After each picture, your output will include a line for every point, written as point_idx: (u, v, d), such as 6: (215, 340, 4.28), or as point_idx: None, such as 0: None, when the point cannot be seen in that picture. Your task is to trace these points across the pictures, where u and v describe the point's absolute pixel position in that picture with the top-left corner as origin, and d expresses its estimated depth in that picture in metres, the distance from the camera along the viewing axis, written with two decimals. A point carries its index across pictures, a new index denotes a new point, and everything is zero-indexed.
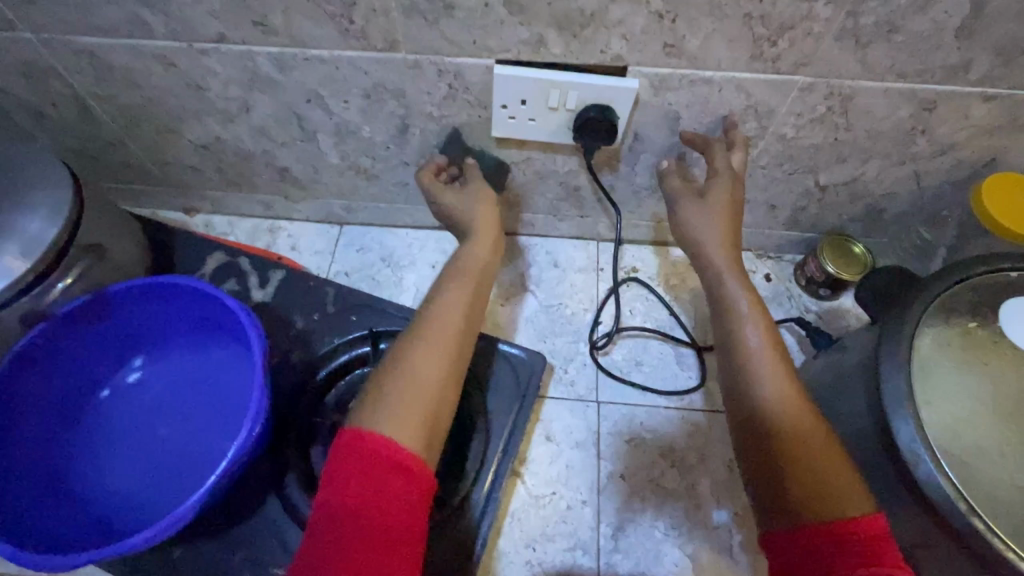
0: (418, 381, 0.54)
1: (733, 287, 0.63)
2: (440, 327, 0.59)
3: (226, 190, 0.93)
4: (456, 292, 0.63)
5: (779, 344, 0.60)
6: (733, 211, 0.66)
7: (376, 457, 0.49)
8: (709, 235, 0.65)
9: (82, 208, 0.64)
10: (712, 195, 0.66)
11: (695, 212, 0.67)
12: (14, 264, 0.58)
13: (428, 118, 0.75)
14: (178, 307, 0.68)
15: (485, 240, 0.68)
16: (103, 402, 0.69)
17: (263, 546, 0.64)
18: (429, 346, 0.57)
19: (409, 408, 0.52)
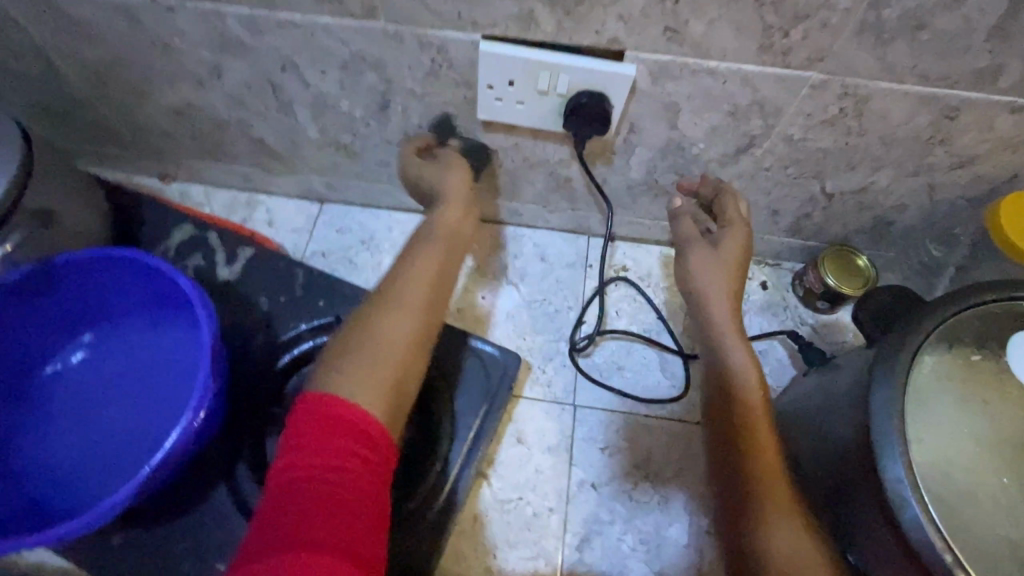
0: (388, 343, 0.53)
1: (734, 349, 0.61)
2: (413, 288, 0.58)
3: (201, 159, 0.89)
4: (428, 258, 0.62)
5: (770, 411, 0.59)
6: (739, 268, 0.65)
7: (336, 420, 0.46)
8: (716, 291, 0.63)
9: (30, 170, 0.59)
10: (724, 246, 0.65)
11: (705, 261, 0.65)
12: None
13: (410, 95, 0.70)
14: (128, 283, 0.64)
15: (458, 213, 0.67)
16: (50, 379, 0.66)
17: (207, 538, 0.61)
18: (397, 311, 0.55)
19: (377, 371, 0.51)
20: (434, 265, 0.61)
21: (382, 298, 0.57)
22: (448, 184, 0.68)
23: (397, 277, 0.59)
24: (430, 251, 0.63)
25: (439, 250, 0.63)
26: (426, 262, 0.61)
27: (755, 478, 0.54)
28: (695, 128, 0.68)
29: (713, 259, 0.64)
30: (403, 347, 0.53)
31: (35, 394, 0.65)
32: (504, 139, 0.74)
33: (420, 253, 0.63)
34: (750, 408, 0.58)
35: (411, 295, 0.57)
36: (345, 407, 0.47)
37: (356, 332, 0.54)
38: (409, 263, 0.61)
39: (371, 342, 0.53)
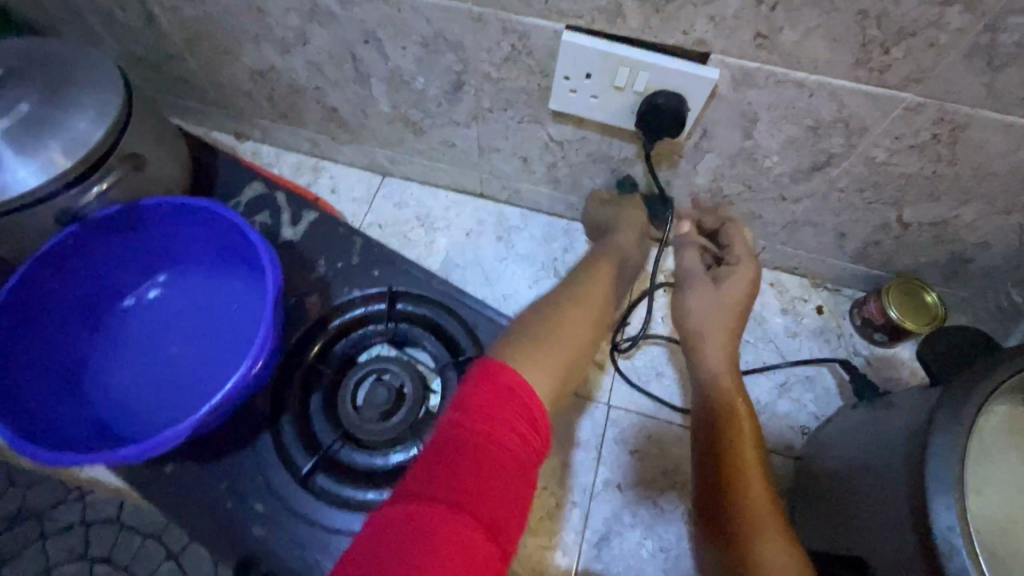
0: (563, 348, 0.62)
1: (723, 383, 0.64)
2: (581, 308, 0.69)
3: (276, 122, 0.93)
4: (602, 274, 0.74)
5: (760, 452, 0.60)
6: (740, 308, 0.68)
7: (512, 397, 0.49)
8: (711, 329, 0.67)
9: (127, 115, 0.64)
10: (725, 286, 0.69)
11: (707, 299, 0.68)
12: (57, 161, 0.58)
13: (485, 79, 0.70)
14: (204, 231, 0.68)
15: (635, 237, 0.78)
16: (125, 312, 0.71)
17: (248, 479, 0.65)
18: (575, 327, 0.66)
19: (548, 367, 0.59)
20: (597, 302, 0.71)
21: (559, 316, 0.66)
22: (622, 220, 0.79)
23: (567, 306, 0.68)
24: (591, 287, 0.72)
25: (600, 290, 0.73)
26: (589, 298, 0.71)
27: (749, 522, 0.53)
28: (770, 139, 0.66)
29: (714, 299, 0.68)
30: (574, 356, 0.63)
31: (107, 323, 0.70)
32: (572, 131, 0.74)
33: (583, 290, 0.72)
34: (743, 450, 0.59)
35: (580, 320, 0.67)
36: (525, 389, 0.50)
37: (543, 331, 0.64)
38: (584, 292, 0.71)
39: (553, 341, 0.62)
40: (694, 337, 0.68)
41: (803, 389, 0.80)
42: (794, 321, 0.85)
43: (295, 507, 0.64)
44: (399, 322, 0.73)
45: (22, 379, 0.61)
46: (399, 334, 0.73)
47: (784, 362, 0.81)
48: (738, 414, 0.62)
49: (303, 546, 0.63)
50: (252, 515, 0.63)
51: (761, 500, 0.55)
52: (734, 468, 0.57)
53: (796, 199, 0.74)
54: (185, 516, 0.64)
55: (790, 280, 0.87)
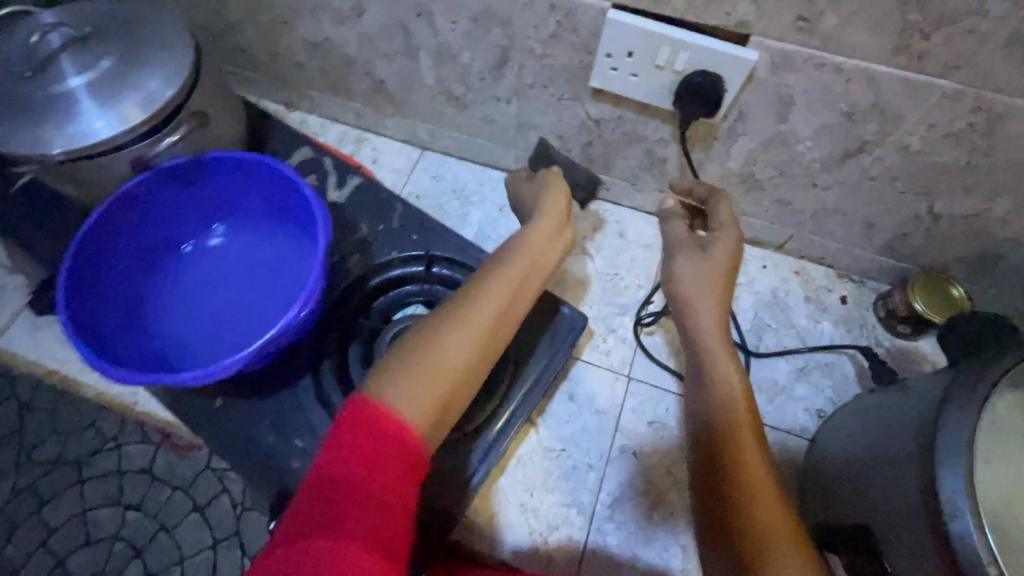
0: (452, 359, 0.55)
1: (723, 371, 0.60)
2: (485, 299, 0.60)
3: (324, 92, 0.97)
4: (540, 234, 0.67)
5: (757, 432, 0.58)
6: (727, 278, 0.63)
7: (381, 427, 0.50)
8: (702, 301, 0.62)
9: (196, 76, 0.69)
10: (715, 252, 0.64)
11: (696, 264, 0.63)
12: (133, 114, 0.64)
13: (529, 55, 0.73)
14: (261, 187, 0.73)
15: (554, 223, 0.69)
16: (185, 258, 0.77)
17: (290, 418, 0.70)
18: (460, 328, 0.57)
19: (433, 385, 0.53)
20: (507, 287, 0.61)
21: (442, 321, 0.58)
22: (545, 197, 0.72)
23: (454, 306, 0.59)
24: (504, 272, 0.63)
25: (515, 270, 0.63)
26: (504, 278, 0.62)
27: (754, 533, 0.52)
28: (805, 124, 0.68)
29: (702, 265, 0.63)
30: (459, 369, 0.55)
31: (169, 266, 0.76)
32: (610, 110, 0.77)
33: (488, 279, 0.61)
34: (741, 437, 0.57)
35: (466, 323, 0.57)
36: (391, 415, 0.51)
37: (427, 341, 0.56)
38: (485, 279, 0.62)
39: (434, 354, 0.55)
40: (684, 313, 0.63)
41: (822, 375, 0.82)
42: (817, 310, 0.86)
43: None
44: (434, 285, 0.78)
45: (96, 309, 0.67)
46: (433, 296, 0.78)
47: (803, 348, 0.83)
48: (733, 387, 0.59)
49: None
50: (292, 450, 0.68)
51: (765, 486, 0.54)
52: (736, 469, 0.55)
53: (827, 187, 0.75)
54: (232, 447, 0.70)
55: (816, 270, 0.89)
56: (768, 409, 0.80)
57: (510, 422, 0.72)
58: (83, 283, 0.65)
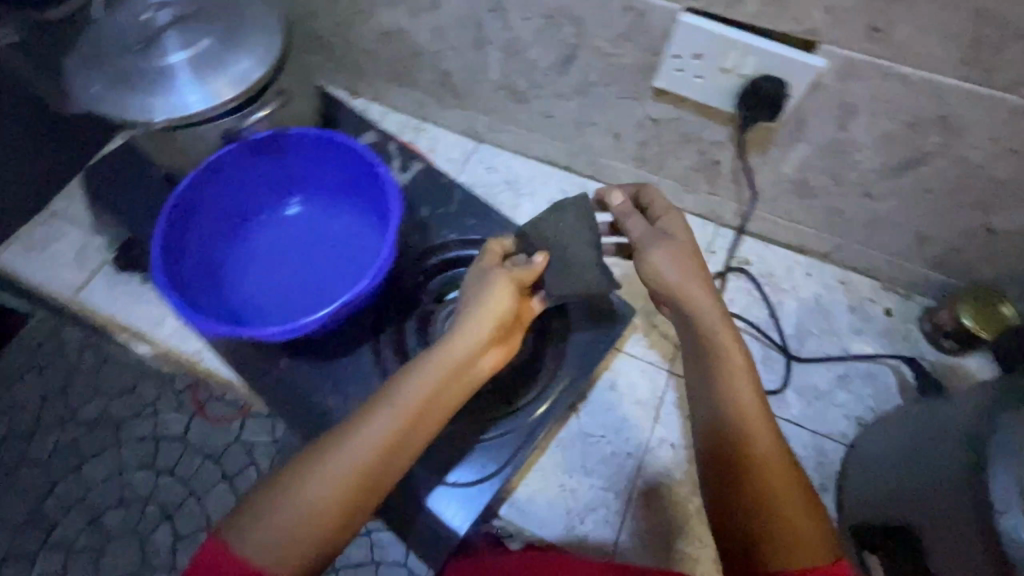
0: (323, 504, 0.50)
1: (731, 353, 0.59)
2: (377, 434, 0.52)
3: (389, 82, 1.02)
4: (488, 312, 0.58)
5: (765, 409, 0.58)
6: (696, 253, 0.64)
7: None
8: (685, 283, 0.61)
9: (284, 60, 0.73)
10: (674, 236, 0.64)
11: (668, 250, 0.62)
12: (224, 92, 0.69)
13: (595, 53, 0.76)
14: (336, 164, 0.78)
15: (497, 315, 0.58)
16: (256, 226, 0.83)
17: (349, 382, 0.74)
18: (319, 485, 0.50)
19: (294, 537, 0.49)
20: (389, 426, 0.53)
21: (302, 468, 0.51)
22: (488, 288, 0.59)
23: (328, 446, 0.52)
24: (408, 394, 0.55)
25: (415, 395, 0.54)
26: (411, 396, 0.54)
27: (772, 520, 0.52)
28: (864, 133, 0.69)
29: (673, 247, 0.62)
30: (331, 515, 0.50)
31: (247, 232, 0.82)
32: (669, 110, 0.79)
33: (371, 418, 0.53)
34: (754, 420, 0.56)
35: (327, 476, 0.50)
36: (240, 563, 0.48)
37: (302, 477, 0.51)
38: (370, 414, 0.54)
39: (303, 493, 0.50)
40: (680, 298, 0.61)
41: (863, 384, 0.83)
42: (860, 320, 0.87)
43: None
44: None
45: (181, 267, 0.73)
46: None
47: (845, 355, 0.84)
48: (730, 359, 0.59)
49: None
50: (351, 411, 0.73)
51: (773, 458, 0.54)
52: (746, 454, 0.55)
53: (881, 197, 0.76)
54: (295, 407, 0.75)
55: (862, 281, 0.89)
56: (808, 413, 0.81)
57: (555, 404, 0.76)
58: (172, 240, 0.72)
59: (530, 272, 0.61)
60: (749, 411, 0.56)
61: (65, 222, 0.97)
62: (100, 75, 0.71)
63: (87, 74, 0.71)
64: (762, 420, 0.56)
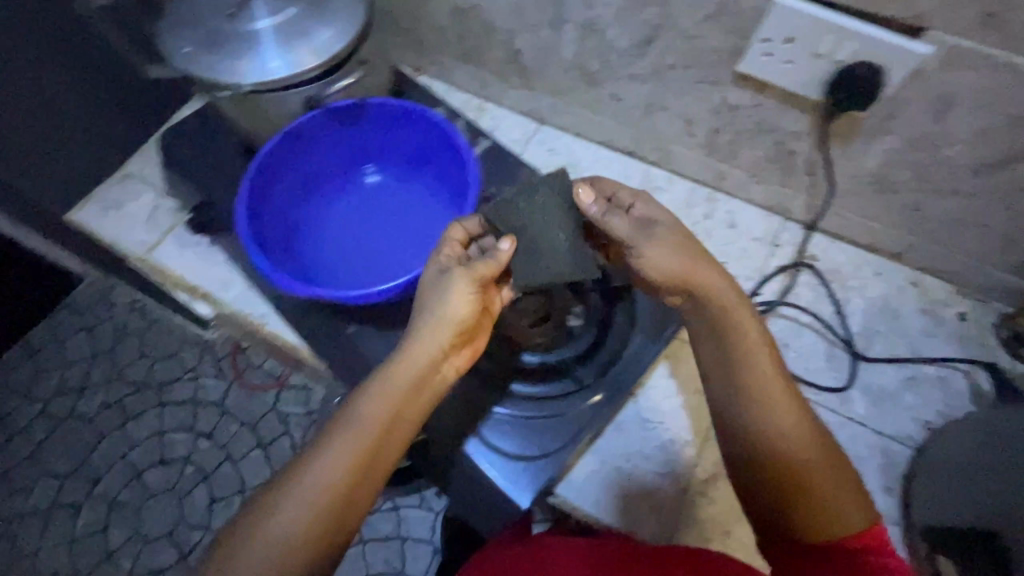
0: (313, 510, 0.53)
1: (744, 336, 0.59)
2: (352, 439, 0.56)
3: (456, 59, 1.02)
4: (451, 307, 0.61)
5: (786, 383, 0.58)
6: (686, 233, 0.64)
7: None
8: (688, 265, 0.61)
9: (367, 31, 0.74)
10: (659, 224, 0.63)
11: (661, 239, 0.62)
12: (306, 60, 0.70)
13: (678, 35, 0.75)
14: (412, 135, 0.81)
15: (463, 309, 0.62)
16: (329, 195, 0.86)
17: None
18: (305, 495, 0.54)
19: (292, 543, 0.52)
20: (364, 436, 0.56)
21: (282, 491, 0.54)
22: (455, 286, 0.62)
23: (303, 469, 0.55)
24: (383, 399, 0.59)
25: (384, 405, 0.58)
26: (385, 396, 0.59)
27: (798, 491, 0.54)
28: (961, 126, 0.67)
29: (665, 234, 0.62)
30: (323, 518, 0.54)
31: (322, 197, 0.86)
32: (749, 97, 0.77)
33: (343, 434, 0.57)
34: (781, 400, 0.57)
35: (308, 489, 0.54)
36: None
37: (290, 488, 0.54)
38: (347, 425, 0.57)
39: (293, 504, 0.53)
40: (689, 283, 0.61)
41: (933, 388, 0.80)
42: (932, 323, 0.84)
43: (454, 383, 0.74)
44: None
45: (262, 228, 0.77)
46: None
47: (915, 358, 0.82)
48: (748, 341, 0.59)
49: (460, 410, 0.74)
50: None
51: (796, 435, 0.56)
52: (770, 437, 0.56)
53: (969, 195, 0.74)
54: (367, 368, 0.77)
55: (935, 284, 0.87)
56: (873, 413, 0.79)
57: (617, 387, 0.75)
58: (258, 203, 0.75)
59: (495, 266, 0.62)
60: (777, 390, 0.57)
61: (140, 184, 1.00)
62: (191, 37, 0.73)
63: (181, 36, 0.73)
64: (784, 396, 0.57)
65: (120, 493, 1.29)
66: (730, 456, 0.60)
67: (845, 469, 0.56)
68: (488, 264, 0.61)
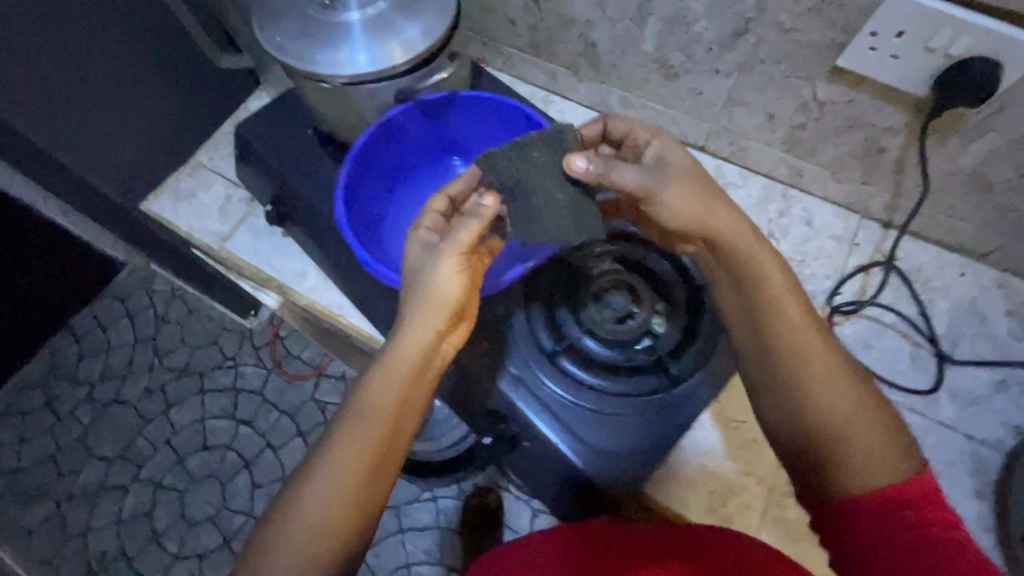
0: (331, 504, 0.53)
1: (775, 287, 0.57)
2: (358, 432, 0.55)
3: (525, 52, 1.01)
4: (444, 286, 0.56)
5: (818, 332, 0.56)
6: (698, 167, 0.59)
7: None
8: (705, 209, 0.57)
9: (454, 27, 0.73)
10: (670, 163, 0.58)
11: (677, 185, 0.57)
12: (395, 56, 0.70)
13: (774, 28, 0.73)
14: (496, 127, 0.84)
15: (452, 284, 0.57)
16: (408, 186, 0.90)
17: (503, 346, 0.75)
18: (321, 490, 0.54)
19: (315, 534, 0.53)
20: (367, 427, 0.55)
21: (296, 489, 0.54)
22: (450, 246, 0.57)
23: (312, 466, 0.55)
24: (381, 388, 0.57)
25: (383, 396, 0.56)
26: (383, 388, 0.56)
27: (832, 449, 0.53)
28: None
29: (682, 174, 0.57)
30: (343, 509, 0.54)
31: (409, 187, 0.90)
32: (844, 92, 0.76)
33: (349, 428, 0.56)
34: (818, 367, 0.55)
35: (319, 487, 0.54)
36: None
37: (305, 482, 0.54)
38: (348, 420, 0.56)
39: (310, 502, 0.53)
40: (707, 231, 0.57)
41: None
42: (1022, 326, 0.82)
43: (546, 381, 0.73)
44: (637, 244, 0.79)
45: (355, 217, 0.80)
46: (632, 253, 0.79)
47: (1005, 361, 0.80)
48: (773, 295, 0.57)
49: (546, 408, 0.73)
50: (505, 375, 0.74)
51: (831, 389, 0.54)
52: (801, 395, 0.55)
53: None
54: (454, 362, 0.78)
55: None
56: (962, 416, 0.78)
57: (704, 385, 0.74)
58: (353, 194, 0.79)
59: (482, 225, 0.56)
60: (814, 358, 0.55)
61: (213, 174, 1.01)
62: (280, 27, 0.73)
63: (271, 25, 0.73)
64: (815, 349, 0.55)
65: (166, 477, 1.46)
66: (766, 413, 0.59)
67: (885, 426, 0.54)
68: (466, 234, 0.55)
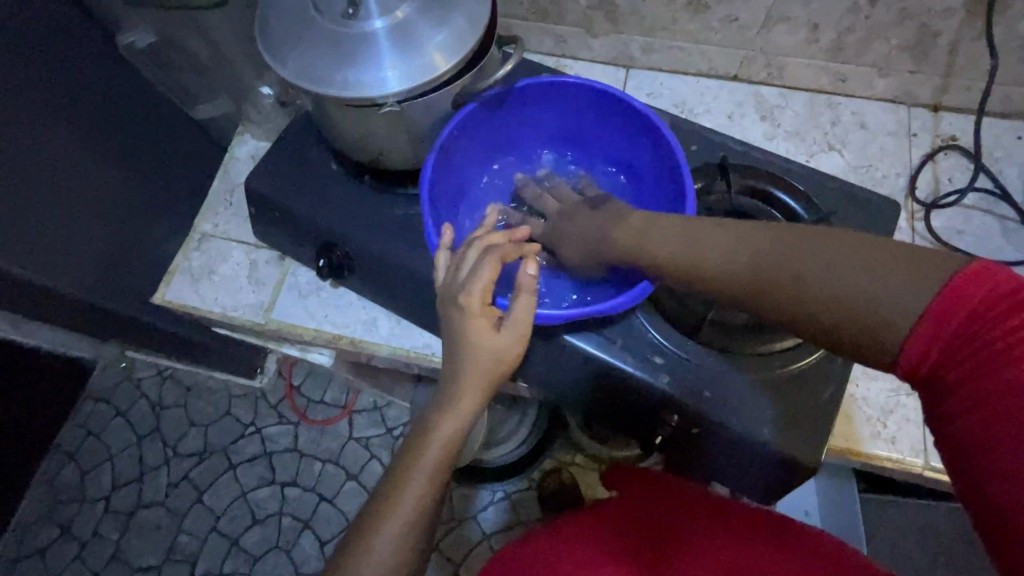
0: (395, 545, 0.52)
1: (665, 245, 0.56)
2: (420, 476, 0.55)
3: (530, 19, 0.92)
4: (496, 342, 0.58)
5: (745, 244, 0.50)
6: (578, 215, 0.70)
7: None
8: (589, 241, 0.66)
9: (494, 17, 0.65)
10: (558, 237, 0.71)
11: (568, 252, 0.70)
12: (440, 61, 0.61)
13: None
14: (555, 108, 0.79)
15: (502, 334, 0.58)
16: (473, 197, 0.84)
17: (636, 340, 0.71)
18: (384, 540, 0.52)
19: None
20: (424, 491, 0.54)
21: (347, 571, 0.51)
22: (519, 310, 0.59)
23: (359, 545, 0.52)
24: (440, 440, 0.56)
25: (438, 453, 0.56)
26: (442, 438, 0.56)
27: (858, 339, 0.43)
28: None
29: (568, 233, 0.70)
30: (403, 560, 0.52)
31: (477, 198, 0.84)
32: None
33: (408, 479, 0.55)
34: (775, 275, 0.47)
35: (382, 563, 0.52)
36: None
37: (366, 532, 0.53)
38: (396, 494, 0.54)
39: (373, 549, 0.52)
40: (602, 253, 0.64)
41: None
42: None
43: (694, 359, 0.70)
44: (737, 196, 0.76)
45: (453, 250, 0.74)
46: (733, 206, 0.75)
47: None
48: (678, 253, 0.55)
49: (700, 384, 0.69)
50: (597, 335, 0.71)
51: (797, 292, 0.45)
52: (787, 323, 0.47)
53: None
54: (580, 365, 0.73)
55: None
56: None
57: None
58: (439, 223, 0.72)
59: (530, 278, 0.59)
60: (759, 267, 0.48)
61: (224, 241, 0.89)
62: (296, 51, 0.62)
63: (291, 55, 0.62)
64: (750, 269, 0.48)
65: (225, 564, 1.40)
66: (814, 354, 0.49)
67: (877, 262, 0.42)
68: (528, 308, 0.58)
